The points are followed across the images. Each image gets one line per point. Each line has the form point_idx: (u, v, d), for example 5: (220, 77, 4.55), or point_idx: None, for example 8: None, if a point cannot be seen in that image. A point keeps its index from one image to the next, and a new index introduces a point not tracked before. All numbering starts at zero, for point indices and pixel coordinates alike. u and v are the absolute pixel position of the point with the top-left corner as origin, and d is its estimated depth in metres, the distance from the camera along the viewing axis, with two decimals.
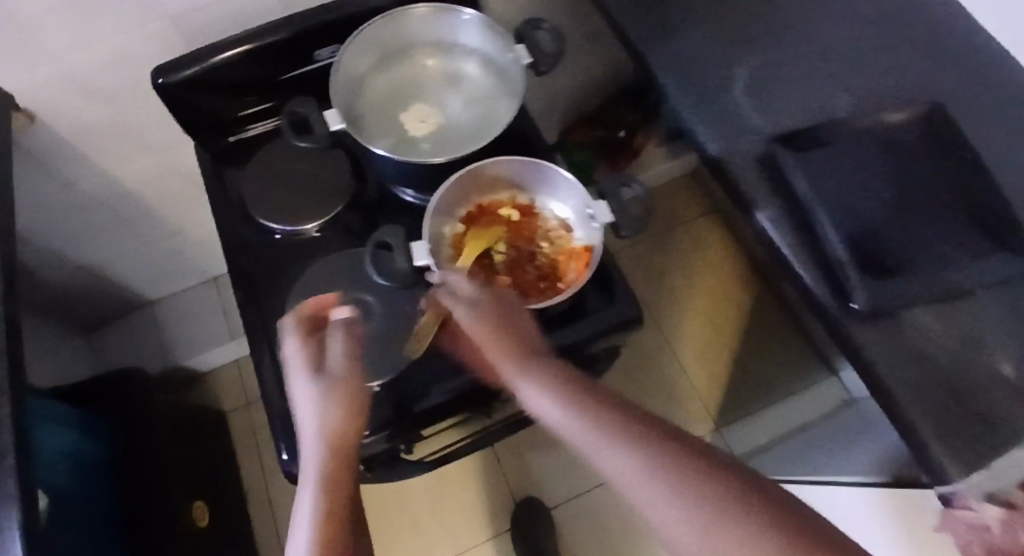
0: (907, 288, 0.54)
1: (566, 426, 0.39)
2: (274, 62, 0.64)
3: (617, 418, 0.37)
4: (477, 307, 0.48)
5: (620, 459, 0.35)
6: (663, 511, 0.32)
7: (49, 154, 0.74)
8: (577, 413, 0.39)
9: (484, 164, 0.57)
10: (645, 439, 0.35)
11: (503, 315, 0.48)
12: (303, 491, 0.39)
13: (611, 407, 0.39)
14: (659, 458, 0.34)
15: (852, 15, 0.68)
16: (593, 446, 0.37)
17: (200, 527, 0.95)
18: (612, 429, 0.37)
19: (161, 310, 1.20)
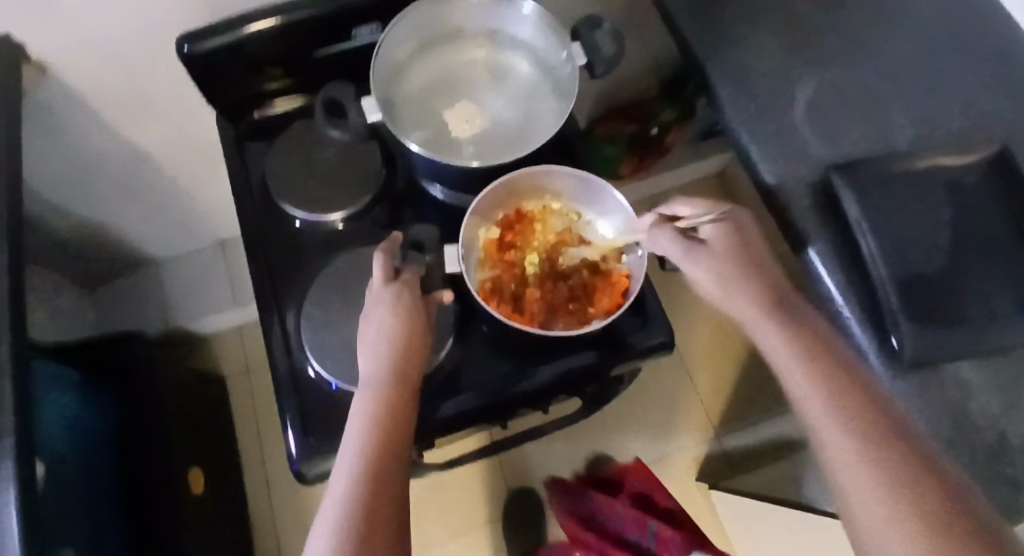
0: (958, 342, 0.50)
1: (788, 365, 0.43)
2: (309, 40, 0.60)
3: (842, 386, 0.41)
4: (718, 250, 0.49)
5: (834, 432, 0.38)
6: (858, 486, 0.36)
7: (63, 110, 0.71)
8: (805, 364, 0.42)
9: (520, 173, 0.57)
10: (867, 415, 0.39)
11: (749, 257, 0.49)
12: (355, 419, 0.46)
13: (838, 374, 0.41)
14: (873, 434, 0.38)
15: (930, 33, 0.63)
16: (806, 393, 0.41)
17: (196, 494, 0.94)
18: (838, 394, 0.40)
19: (167, 270, 1.17)
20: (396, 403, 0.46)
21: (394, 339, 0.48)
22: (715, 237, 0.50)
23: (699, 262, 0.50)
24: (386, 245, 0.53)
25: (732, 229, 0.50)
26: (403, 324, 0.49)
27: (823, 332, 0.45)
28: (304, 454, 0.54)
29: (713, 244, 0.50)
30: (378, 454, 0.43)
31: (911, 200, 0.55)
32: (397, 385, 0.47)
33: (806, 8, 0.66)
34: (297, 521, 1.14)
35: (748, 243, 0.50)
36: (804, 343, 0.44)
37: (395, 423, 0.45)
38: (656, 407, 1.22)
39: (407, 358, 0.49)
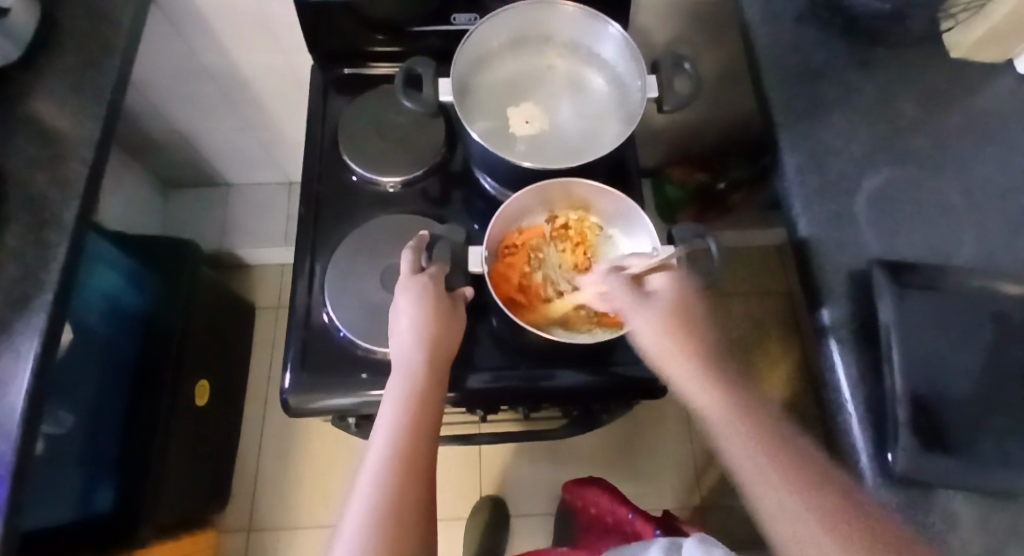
0: (957, 469, 0.48)
1: (724, 427, 0.42)
2: (413, 15, 0.65)
3: (789, 456, 0.40)
4: (661, 303, 0.49)
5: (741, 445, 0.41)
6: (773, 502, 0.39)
7: (186, 21, 0.78)
8: (748, 434, 0.41)
9: (557, 183, 0.58)
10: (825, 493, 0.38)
11: (690, 313, 0.49)
12: (385, 405, 0.46)
13: (780, 443, 0.41)
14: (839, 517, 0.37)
15: (1020, 157, 0.61)
16: (750, 468, 0.40)
17: (198, 405, 1.00)
18: (793, 469, 0.39)
19: (235, 194, 1.26)
20: (425, 392, 0.46)
21: (421, 328, 0.49)
22: (664, 290, 0.50)
23: (644, 314, 0.48)
24: (414, 243, 0.55)
25: (678, 278, 0.50)
26: (433, 316, 0.50)
27: (757, 401, 0.44)
28: (296, 387, 0.57)
29: (660, 296, 0.49)
30: (410, 436, 0.43)
31: (948, 316, 0.52)
32: (429, 375, 0.48)
33: (901, 104, 0.64)
34: (278, 460, 1.18)
35: (689, 295, 0.49)
36: (733, 401, 0.43)
37: (425, 410, 0.45)
38: (651, 460, 1.20)
39: (439, 351, 0.49)
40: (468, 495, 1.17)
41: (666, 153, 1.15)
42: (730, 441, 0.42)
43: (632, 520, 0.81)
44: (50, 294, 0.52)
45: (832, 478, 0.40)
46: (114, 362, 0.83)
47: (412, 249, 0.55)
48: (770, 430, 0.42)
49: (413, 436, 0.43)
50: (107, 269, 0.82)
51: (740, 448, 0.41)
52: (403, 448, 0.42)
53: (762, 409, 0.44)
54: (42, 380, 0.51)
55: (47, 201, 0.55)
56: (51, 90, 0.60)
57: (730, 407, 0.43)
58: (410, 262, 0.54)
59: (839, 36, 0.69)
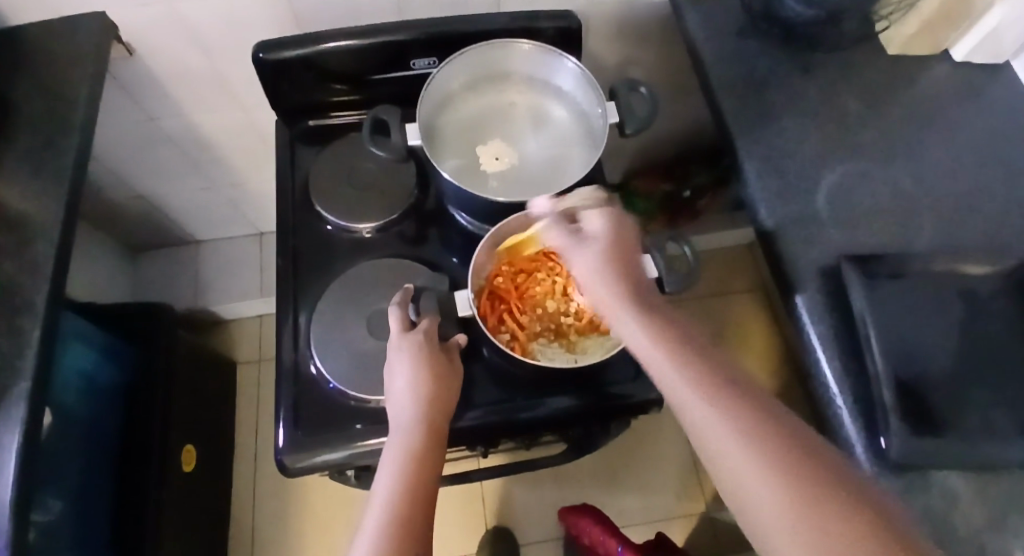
0: (947, 448, 0.49)
1: (678, 390, 0.38)
2: (371, 64, 0.66)
3: (745, 407, 0.36)
4: (599, 244, 0.47)
5: (697, 409, 0.37)
6: (738, 472, 0.34)
7: (142, 88, 0.78)
8: (687, 379, 0.38)
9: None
10: (759, 420, 0.35)
11: (627, 253, 0.47)
12: (382, 469, 0.45)
13: (738, 392, 0.37)
14: (778, 446, 0.34)
15: (961, 142, 0.64)
16: (702, 422, 0.36)
17: (186, 472, 0.96)
18: (732, 409, 0.36)
19: (203, 251, 1.24)
20: (427, 451, 0.46)
21: (416, 386, 0.49)
22: (599, 231, 0.48)
23: (576, 258, 0.48)
24: (399, 298, 0.55)
25: (614, 220, 0.49)
26: (429, 372, 0.50)
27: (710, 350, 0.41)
28: (292, 445, 0.57)
29: (594, 236, 0.48)
30: (409, 499, 0.43)
31: (915, 302, 0.55)
32: (428, 434, 0.47)
33: (847, 103, 0.68)
34: (275, 518, 1.15)
35: (624, 233, 0.48)
36: (683, 356, 0.40)
37: (423, 472, 0.45)
38: (652, 470, 1.20)
39: (436, 407, 0.49)
40: (473, 529, 1.15)
41: (629, 167, 1.18)
42: (675, 391, 0.38)
43: (623, 553, 0.90)
44: (28, 382, 0.50)
45: (775, 411, 0.36)
46: (95, 440, 0.80)
47: (400, 304, 0.55)
48: (738, 394, 0.37)
49: (413, 499, 0.43)
50: (83, 347, 0.80)
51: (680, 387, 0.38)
52: (404, 512, 0.41)
53: (721, 366, 0.39)
54: (26, 470, 0.49)
55: (16, 287, 0.54)
56: (10, 173, 0.59)
57: (680, 361, 0.39)
58: (401, 316, 0.54)
59: (780, 45, 0.72)
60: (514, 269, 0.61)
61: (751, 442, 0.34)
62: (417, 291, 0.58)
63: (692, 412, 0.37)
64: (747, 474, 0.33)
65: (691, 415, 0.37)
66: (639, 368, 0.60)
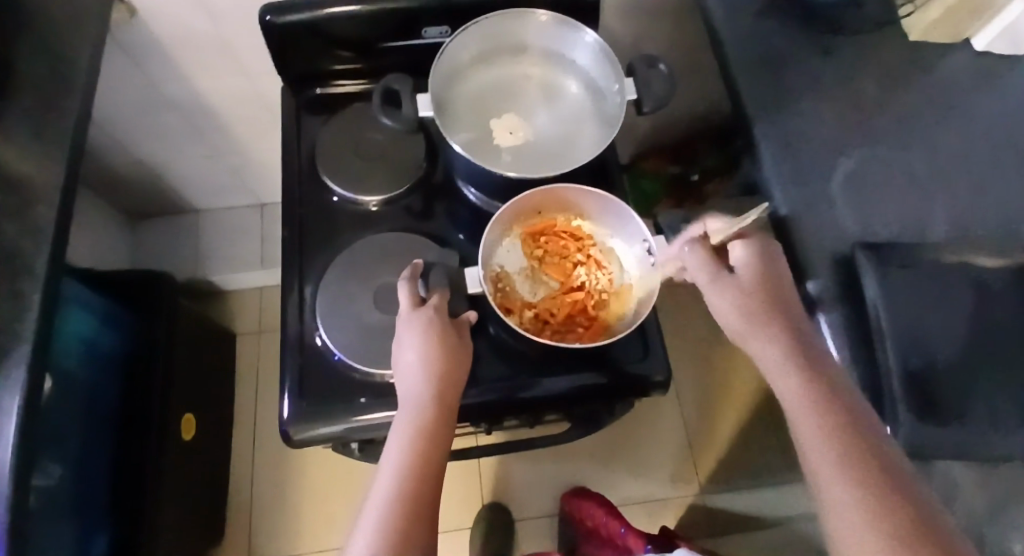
0: (953, 439, 0.49)
1: (787, 382, 0.43)
2: (381, 30, 0.64)
3: (844, 417, 0.40)
4: (746, 280, 0.49)
5: (807, 401, 0.41)
6: (821, 458, 0.38)
7: (144, 50, 0.76)
8: (804, 378, 0.42)
9: (569, 188, 0.59)
10: (859, 440, 0.38)
11: (774, 290, 0.49)
12: (391, 445, 0.45)
13: (841, 398, 0.41)
14: (861, 454, 0.37)
15: (980, 131, 0.63)
16: (802, 417, 0.40)
17: (185, 440, 0.96)
18: (839, 425, 0.39)
19: (204, 220, 1.23)
20: (436, 427, 0.46)
21: (426, 363, 0.49)
22: (746, 264, 0.50)
23: (714, 291, 0.50)
24: (408, 272, 0.54)
25: (764, 253, 0.50)
26: (439, 348, 0.49)
27: (835, 371, 0.43)
28: (295, 416, 0.56)
29: (741, 274, 0.50)
30: (417, 477, 0.42)
31: (926, 292, 0.54)
32: (437, 411, 0.47)
33: (865, 87, 0.66)
34: (273, 488, 1.15)
35: (775, 275, 0.49)
36: (805, 363, 0.43)
37: (431, 450, 0.44)
38: (650, 452, 1.21)
39: (446, 384, 0.49)
40: (470, 505, 1.16)
41: (638, 148, 1.16)
42: (788, 388, 0.42)
43: (624, 534, 0.91)
44: (29, 346, 0.50)
45: (876, 432, 0.39)
46: (95, 406, 0.80)
47: (411, 279, 0.53)
48: (843, 404, 0.41)
49: (419, 476, 0.42)
50: (83, 313, 0.79)
51: (796, 395, 0.41)
52: (411, 491, 0.41)
53: (834, 377, 0.43)
54: (28, 433, 0.49)
55: (16, 249, 0.53)
56: (9, 132, 0.57)
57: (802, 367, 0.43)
58: (412, 291, 0.53)
59: (800, 26, 0.70)
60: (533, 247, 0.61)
61: (850, 456, 0.37)
62: (426, 265, 0.57)
63: (794, 403, 0.41)
64: (827, 462, 0.38)
65: (793, 406, 0.41)
66: (646, 350, 0.60)
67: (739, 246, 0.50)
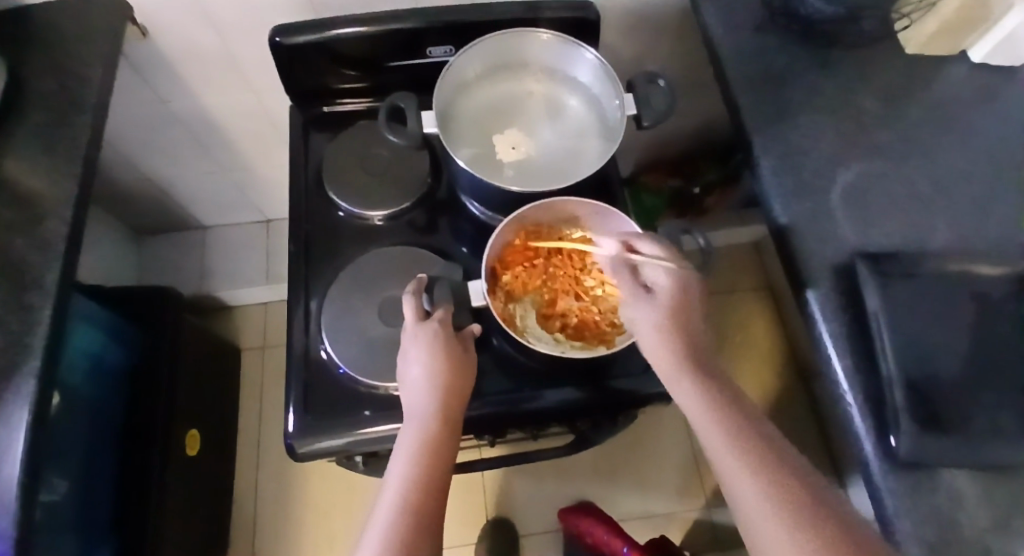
0: (955, 448, 0.49)
1: (693, 400, 0.45)
2: (386, 50, 0.66)
3: (747, 431, 0.42)
4: (664, 302, 0.49)
5: (692, 399, 0.45)
6: (732, 474, 0.40)
7: (154, 69, 0.77)
8: (706, 391, 0.45)
9: (563, 201, 0.60)
10: (765, 455, 0.41)
11: (689, 317, 0.49)
12: (398, 457, 0.45)
13: (744, 419, 0.43)
14: (766, 465, 0.40)
15: (977, 144, 0.64)
16: (714, 439, 0.42)
17: (189, 455, 0.97)
18: (743, 439, 0.41)
19: (211, 237, 1.24)
20: (441, 441, 0.46)
21: (433, 376, 0.49)
22: (663, 288, 0.49)
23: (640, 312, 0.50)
24: (413, 287, 0.55)
25: (677, 275, 0.50)
26: (444, 362, 0.50)
27: (746, 403, 0.45)
28: (300, 431, 0.57)
29: (659, 296, 0.49)
30: (422, 491, 0.43)
31: (926, 304, 0.54)
32: (442, 423, 0.47)
33: (864, 102, 0.67)
34: (276, 503, 1.15)
35: (689, 293, 0.49)
36: (696, 363, 0.47)
37: (438, 463, 0.45)
38: (654, 465, 1.20)
39: (452, 397, 0.49)
40: (474, 520, 1.15)
41: (639, 162, 1.18)
42: (688, 402, 0.45)
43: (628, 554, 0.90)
44: (39, 360, 0.50)
45: (781, 449, 0.42)
46: (99, 420, 0.80)
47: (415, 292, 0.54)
48: (744, 418, 0.43)
49: (425, 490, 0.43)
50: (90, 327, 0.80)
51: (713, 429, 0.42)
52: (418, 504, 0.42)
53: (735, 397, 0.45)
54: (37, 446, 0.49)
55: (28, 263, 0.54)
56: (24, 150, 0.59)
57: (705, 386, 0.45)
58: (416, 304, 0.54)
59: (797, 42, 0.72)
60: (530, 257, 0.62)
61: (762, 471, 0.40)
62: (430, 281, 0.58)
63: (688, 407, 0.45)
64: (734, 477, 0.40)
65: (708, 433, 0.43)
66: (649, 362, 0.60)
67: (658, 268, 0.50)
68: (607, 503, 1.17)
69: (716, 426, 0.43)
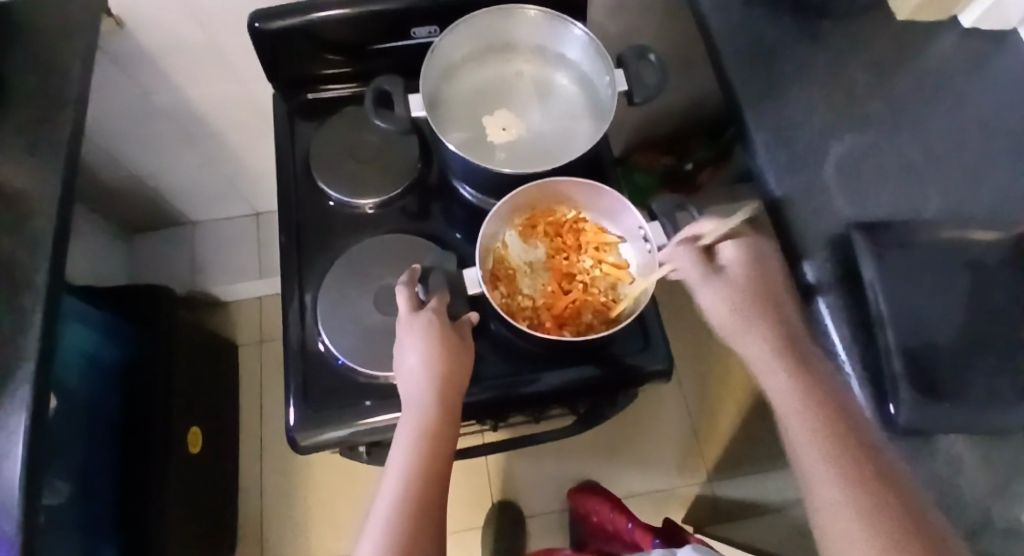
0: (952, 414, 0.49)
1: (768, 366, 0.46)
2: (370, 33, 0.64)
3: (824, 399, 0.43)
4: (733, 279, 0.51)
5: (768, 364, 0.46)
6: (799, 435, 0.42)
7: (134, 62, 0.76)
8: (785, 360, 0.46)
9: (557, 181, 0.59)
10: (839, 423, 0.41)
11: (762, 296, 0.50)
12: (397, 447, 0.45)
13: (823, 390, 0.44)
14: (834, 432, 0.41)
15: (969, 110, 0.63)
16: (787, 405, 0.43)
17: (191, 452, 0.96)
18: (820, 407, 0.42)
19: (201, 232, 1.23)
20: (440, 429, 0.46)
21: (429, 365, 0.49)
22: (734, 261, 0.52)
23: (707, 291, 0.52)
24: (406, 278, 0.55)
25: (750, 256, 0.51)
26: (440, 350, 0.49)
27: (830, 377, 0.45)
28: (301, 422, 0.56)
29: (731, 273, 0.51)
30: (422, 480, 0.42)
31: (920, 273, 0.55)
32: (441, 412, 0.47)
33: (855, 71, 0.67)
34: (280, 495, 1.16)
35: (765, 271, 0.51)
36: (775, 334, 0.48)
37: (437, 452, 0.45)
38: (655, 442, 1.21)
39: (449, 385, 0.49)
40: (479, 504, 1.16)
41: (630, 142, 1.17)
42: (767, 369, 0.46)
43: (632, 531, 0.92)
44: (33, 361, 0.50)
45: (861, 422, 0.42)
46: (98, 420, 0.80)
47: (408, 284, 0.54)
48: (823, 389, 0.44)
49: (425, 479, 0.43)
50: (84, 328, 0.79)
51: (786, 392, 0.44)
52: (418, 493, 0.41)
53: (827, 374, 0.45)
54: (36, 448, 0.49)
55: (16, 265, 0.53)
56: (5, 149, 0.57)
57: (782, 356, 0.46)
58: (410, 295, 0.53)
59: (786, 13, 0.71)
60: (525, 238, 0.62)
61: (825, 436, 0.41)
62: (423, 270, 0.57)
63: (765, 371, 0.46)
64: (797, 437, 0.42)
65: (781, 398, 0.44)
66: (647, 341, 0.60)
67: (727, 246, 0.52)
68: (610, 482, 1.18)
69: (795, 390, 0.44)
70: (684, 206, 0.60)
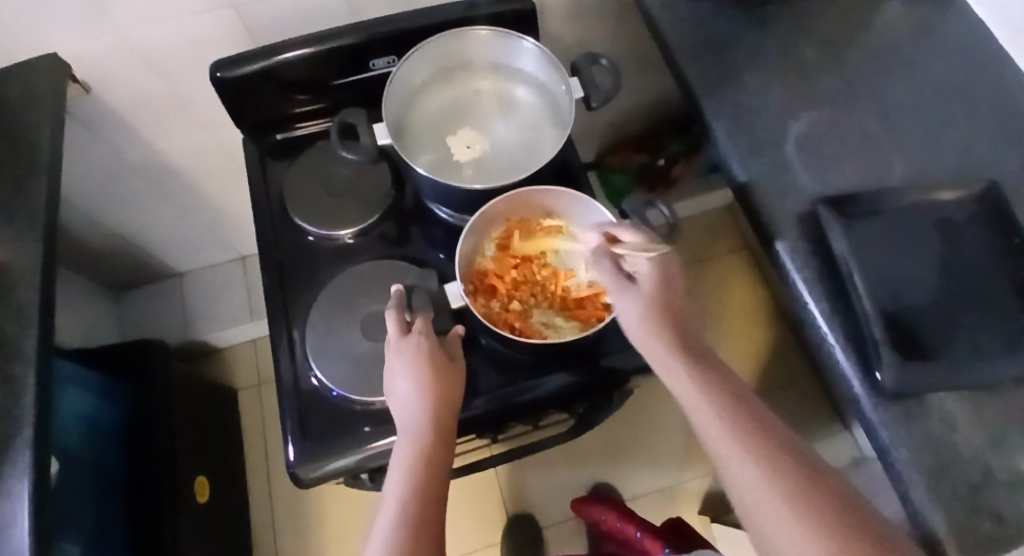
0: (937, 371, 0.50)
1: (685, 386, 0.45)
2: (330, 68, 0.66)
3: (742, 413, 0.42)
4: (646, 289, 0.49)
5: (684, 383, 0.45)
6: (729, 453, 0.40)
7: (104, 123, 0.77)
8: (696, 376, 0.45)
9: (527, 192, 0.60)
10: (764, 436, 0.41)
11: (674, 303, 0.49)
12: (394, 471, 0.46)
13: (740, 404, 0.43)
14: (762, 446, 0.40)
15: (918, 77, 0.65)
16: (709, 423, 0.42)
17: (200, 503, 0.96)
18: (740, 421, 0.41)
19: (189, 282, 1.23)
20: (434, 452, 0.47)
21: (421, 388, 0.49)
22: (646, 275, 0.49)
23: (627, 301, 0.49)
24: (394, 302, 0.55)
25: (664, 264, 0.50)
26: (431, 374, 0.50)
27: (744, 391, 0.45)
28: (301, 457, 0.57)
29: (642, 282, 0.49)
30: (422, 502, 0.43)
31: (888, 238, 0.56)
32: (435, 435, 0.48)
33: (805, 52, 0.69)
34: (295, 534, 1.15)
35: (674, 278, 0.50)
36: (683, 348, 0.47)
37: (432, 473, 0.45)
38: (662, 437, 1.22)
39: (442, 404, 0.50)
40: (494, 520, 1.16)
41: (602, 145, 1.19)
42: (681, 387, 0.45)
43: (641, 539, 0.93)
44: (29, 428, 0.50)
45: (782, 433, 0.41)
46: (103, 480, 0.80)
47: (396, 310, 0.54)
48: (738, 402, 0.43)
49: (423, 502, 0.43)
50: (79, 391, 0.79)
51: (705, 409, 0.43)
52: (418, 515, 0.42)
53: (740, 386, 0.45)
54: (40, 514, 0.49)
55: (4, 334, 0.54)
56: None
57: (697, 372, 0.45)
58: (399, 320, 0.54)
59: (733, 6, 0.73)
60: (506, 253, 0.63)
61: (753, 449, 0.40)
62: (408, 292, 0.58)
63: (680, 387, 0.45)
64: (728, 454, 0.40)
65: (701, 416, 0.43)
66: None
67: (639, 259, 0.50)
68: (622, 483, 1.18)
69: (717, 410, 0.42)
70: (653, 200, 0.59)
